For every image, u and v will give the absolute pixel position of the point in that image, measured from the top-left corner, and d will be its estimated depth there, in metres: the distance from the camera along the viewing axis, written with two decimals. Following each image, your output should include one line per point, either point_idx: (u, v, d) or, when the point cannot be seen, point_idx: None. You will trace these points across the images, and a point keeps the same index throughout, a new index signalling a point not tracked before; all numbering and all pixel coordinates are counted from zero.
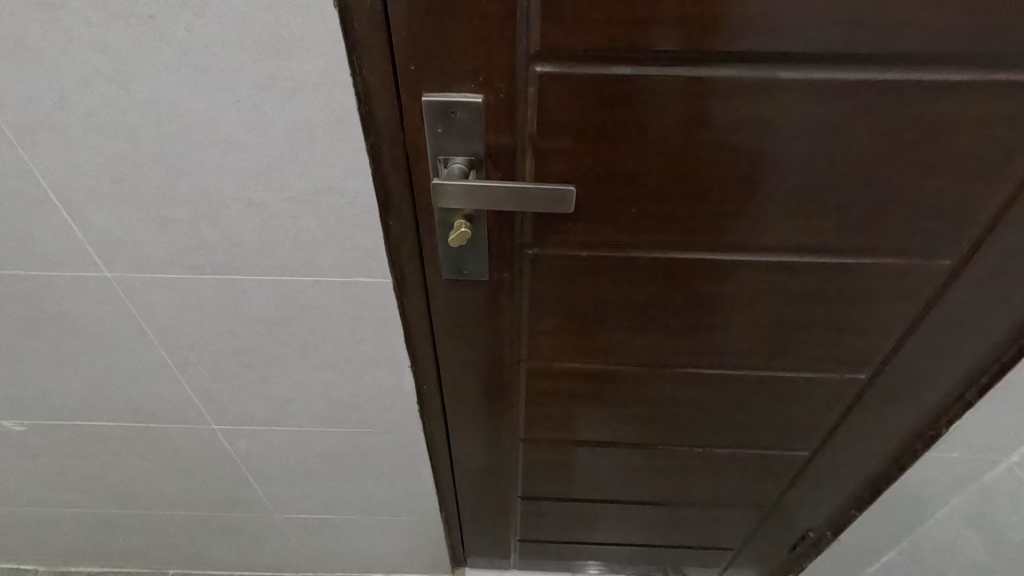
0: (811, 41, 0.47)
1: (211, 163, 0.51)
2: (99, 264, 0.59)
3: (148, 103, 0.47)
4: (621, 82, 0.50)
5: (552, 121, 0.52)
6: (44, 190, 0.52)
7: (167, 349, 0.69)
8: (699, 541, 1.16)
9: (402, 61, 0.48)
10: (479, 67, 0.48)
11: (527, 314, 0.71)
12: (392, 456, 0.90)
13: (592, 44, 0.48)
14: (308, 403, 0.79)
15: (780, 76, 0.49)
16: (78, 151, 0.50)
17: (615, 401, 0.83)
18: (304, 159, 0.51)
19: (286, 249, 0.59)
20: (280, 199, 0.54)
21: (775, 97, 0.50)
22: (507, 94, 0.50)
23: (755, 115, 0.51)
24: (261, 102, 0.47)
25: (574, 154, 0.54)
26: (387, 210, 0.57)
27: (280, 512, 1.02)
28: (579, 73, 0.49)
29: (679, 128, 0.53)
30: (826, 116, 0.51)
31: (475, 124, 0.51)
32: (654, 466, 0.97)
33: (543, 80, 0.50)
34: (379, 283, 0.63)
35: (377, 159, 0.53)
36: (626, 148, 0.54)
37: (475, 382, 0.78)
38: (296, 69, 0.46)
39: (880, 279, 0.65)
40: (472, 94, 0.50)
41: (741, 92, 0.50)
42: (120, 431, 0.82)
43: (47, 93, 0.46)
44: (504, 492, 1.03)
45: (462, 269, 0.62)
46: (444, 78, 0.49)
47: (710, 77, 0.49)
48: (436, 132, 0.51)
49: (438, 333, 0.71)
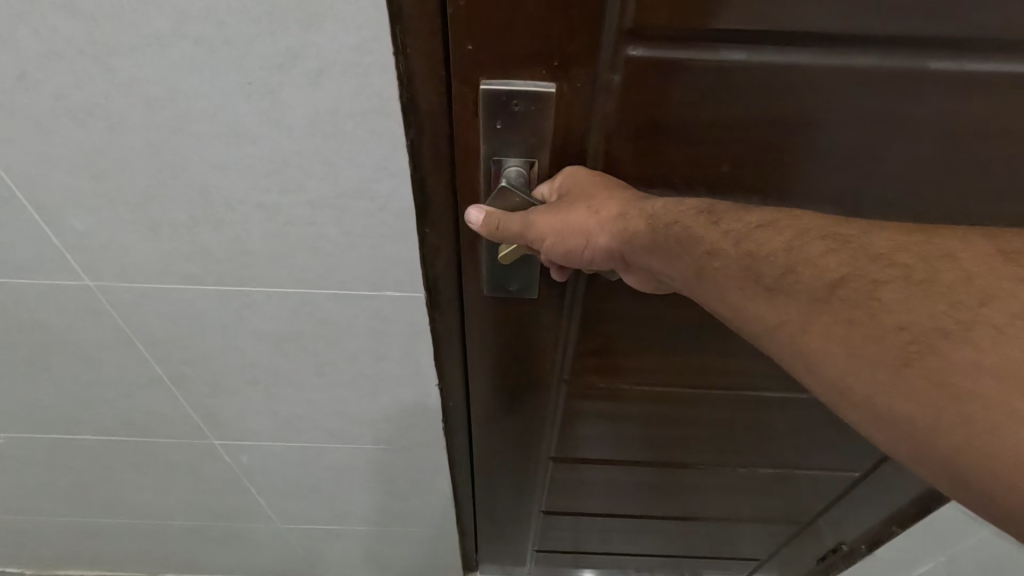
0: (981, 22, 0.35)
1: (213, 161, 0.42)
2: (81, 273, 0.52)
3: (133, 85, 0.38)
4: (730, 70, 0.38)
5: (634, 119, 0.41)
6: (11, 187, 0.44)
7: (161, 363, 0.63)
8: (710, 549, 1.11)
9: (458, 35, 0.37)
10: (556, 45, 0.37)
11: (576, 333, 0.61)
12: (425, 467, 0.83)
13: (703, 21, 0.36)
14: (326, 420, 0.71)
15: (930, 65, 0.38)
16: (51, 142, 0.41)
17: (661, 419, 0.75)
18: (329, 157, 0.42)
19: (302, 258, 0.50)
20: (297, 202, 0.45)
21: (918, 92, 0.39)
22: (585, 82, 0.39)
23: (895, 116, 0.40)
24: (276, 85, 0.38)
25: (657, 160, 0.43)
26: (426, 217, 0.47)
27: (287, 521, 0.97)
28: (676, 57, 0.38)
29: (797, 130, 0.41)
30: (978, 115, 0.40)
31: (543, 119, 0.41)
32: (694, 483, 0.90)
33: (632, 64, 0.38)
34: (410, 298, 0.54)
35: (419, 161, 0.43)
36: (722, 153, 0.42)
37: (506, 403, 0.70)
38: (323, 45, 0.35)
39: None
40: (541, 83, 0.39)
41: (876, 86, 0.39)
42: (115, 442, 0.77)
43: (5, 70, 0.37)
44: (537, 505, 0.97)
45: (507, 285, 0.52)
46: (509, 59, 0.38)
47: (840, 65, 0.38)
48: (493, 129, 0.41)
49: (477, 354, 0.62)
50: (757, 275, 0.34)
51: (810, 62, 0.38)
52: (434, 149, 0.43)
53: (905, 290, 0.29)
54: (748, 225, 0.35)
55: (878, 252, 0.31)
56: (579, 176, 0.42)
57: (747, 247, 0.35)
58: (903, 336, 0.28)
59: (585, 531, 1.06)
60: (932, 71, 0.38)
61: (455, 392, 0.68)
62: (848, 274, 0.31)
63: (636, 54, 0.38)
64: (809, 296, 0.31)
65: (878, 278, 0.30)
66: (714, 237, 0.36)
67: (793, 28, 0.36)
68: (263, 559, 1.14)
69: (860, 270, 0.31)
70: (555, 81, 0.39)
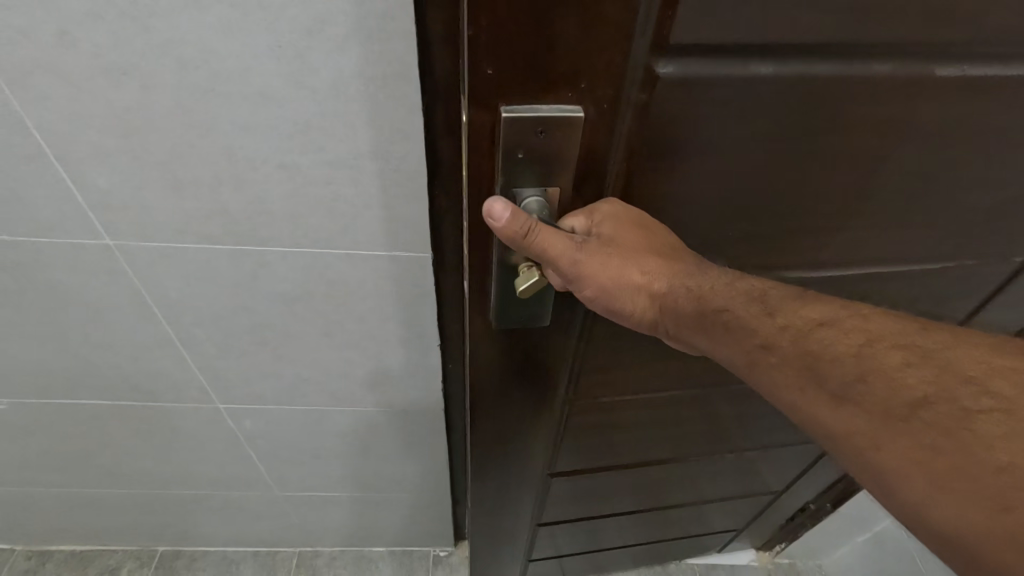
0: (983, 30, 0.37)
1: (238, 121, 0.45)
2: (100, 231, 0.54)
3: (169, 46, 0.40)
4: (760, 81, 0.37)
5: (658, 135, 0.40)
6: (40, 143, 0.46)
7: (171, 325, 0.65)
8: (687, 530, 1.15)
9: (478, 59, 0.34)
10: (585, 65, 0.36)
11: (578, 350, 0.61)
12: (422, 433, 0.87)
13: (740, 32, 0.34)
14: (329, 382, 0.74)
15: (941, 73, 0.39)
16: (85, 99, 0.44)
17: (654, 420, 0.77)
18: (350, 119, 0.45)
19: (318, 218, 0.53)
20: (316, 162, 0.48)
21: (925, 99, 0.40)
22: (610, 102, 0.38)
23: (904, 119, 0.41)
24: (305, 49, 0.41)
25: (680, 171, 0.42)
26: (435, 179, 0.51)
27: (285, 489, 1.01)
28: (708, 73, 0.37)
29: (816, 136, 0.41)
30: (973, 117, 0.42)
31: (568, 144, 0.39)
32: (681, 475, 0.93)
33: (662, 84, 0.37)
34: (416, 258, 0.58)
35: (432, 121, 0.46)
36: (743, 163, 0.42)
37: (507, 424, 0.68)
38: (352, 11, 0.39)
39: (952, 282, 0.60)
40: (568, 106, 0.37)
41: (889, 95, 0.40)
42: (119, 407, 0.79)
43: (46, 28, 0.39)
44: (531, 521, 0.96)
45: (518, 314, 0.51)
46: (534, 82, 0.36)
47: (861, 76, 0.38)
48: (513, 159, 0.39)
49: (479, 378, 0.60)
50: (822, 378, 0.35)
51: (837, 72, 0.38)
52: (446, 113, 0.46)
53: (1003, 428, 0.28)
54: (808, 322, 0.37)
55: (967, 374, 0.31)
56: (618, 220, 0.42)
57: (812, 347, 0.36)
58: (1001, 477, 0.27)
59: (576, 535, 1.07)
60: (943, 76, 0.39)
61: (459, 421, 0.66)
62: (932, 396, 0.31)
63: (666, 72, 0.36)
64: (890, 415, 0.31)
65: (970, 406, 0.30)
66: (770, 330, 0.38)
67: (821, 39, 0.36)
68: (259, 530, 1.16)
69: (946, 390, 0.31)
70: (580, 104, 0.38)
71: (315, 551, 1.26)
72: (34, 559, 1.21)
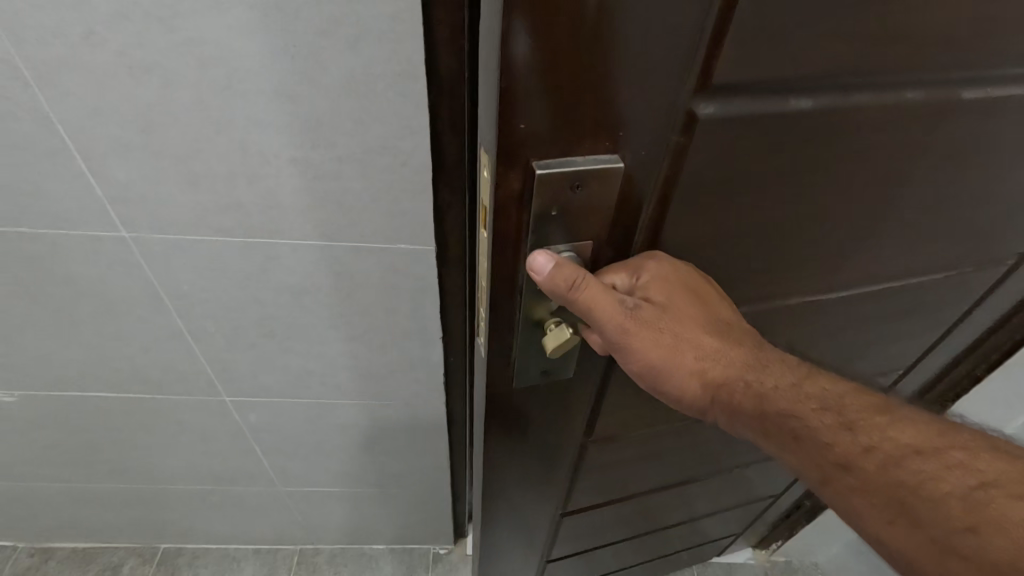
0: (994, 56, 0.39)
1: (253, 117, 0.48)
2: (117, 224, 0.56)
3: (191, 45, 0.43)
4: (798, 115, 0.38)
5: (689, 174, 0.39)
6: (63, 138, 0.49)
7: (181, 317, 0.67)
8: (687, 542, 1.15)
9: (511, 118, 0.33)
10: (624, 111, 0.34)
11: (594, 398, 0.59)
12: (424, 427, 0.89)
13: (784, 70, 0.35)
14: (334, 375, 0.76)
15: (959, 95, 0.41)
16: (109, 96, 0.46)
17: (660, 450, 0.77)
18: (361, 116, 0.48)
19: (327, 212, 0.55)
20: (327, 157, 0.51)
21: (941, 122, 0.42)
22: (646, 147, 0.37)
23: (923, 142, 0.43)
24: (319, 49, 0.43)
25: (714, 206, 0.42)
26: (440, 173, 0.53)
27: (287, 484, 1.02)
28: (746, 110, 0.37)
29: (843, 162, 0.43)
30: (979, 136, 0.44)
31: (602, 196, 0.38)
32: (684, 494, 0.93)
33: (701, 125, 0.36)
34: (421, 251, 0.60)
35: (438, 119, 0.49)
36: (771, 193, 0.43)
37: (522, 478, 0.65)
38: (364, 12, 0.41)
39: (947, 288, 0.62)
40: (604, 156, 0.36)
41: (909, 120, 0.41)
42: (127, 400, 0.81)
43: (75, 28, 0.42)
44: (539, 562, 0.92)
45: (541, 368, 0.49)
46: (572, 134, 0.34)
47: (887, 104, 0.40)
48: (547, 215, 0.38)
49: (498, 438, 0.56)
50: (914, 514, 0.37)
51: (867, 102, 0.39)
52: (452, 111, 0.48)
53: None
54: (897, 449, 0.39)
55: None
56: (677, 300, 0.43)
57: (897, 472, 0.39)
58: None
59: (581, 564, 1.04)
60: (964, 101, 0.41)
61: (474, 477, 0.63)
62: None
63: (707, 112, 0.36)
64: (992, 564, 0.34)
65: None
66: (853, 451, 0.40)
67: (854, 72, 0.37)
68: (260, 527, 1.18)
69: None
70: (615, 153, 0.36)
71: (315, 549, 1.27)
72: (36, 556, 1.22)
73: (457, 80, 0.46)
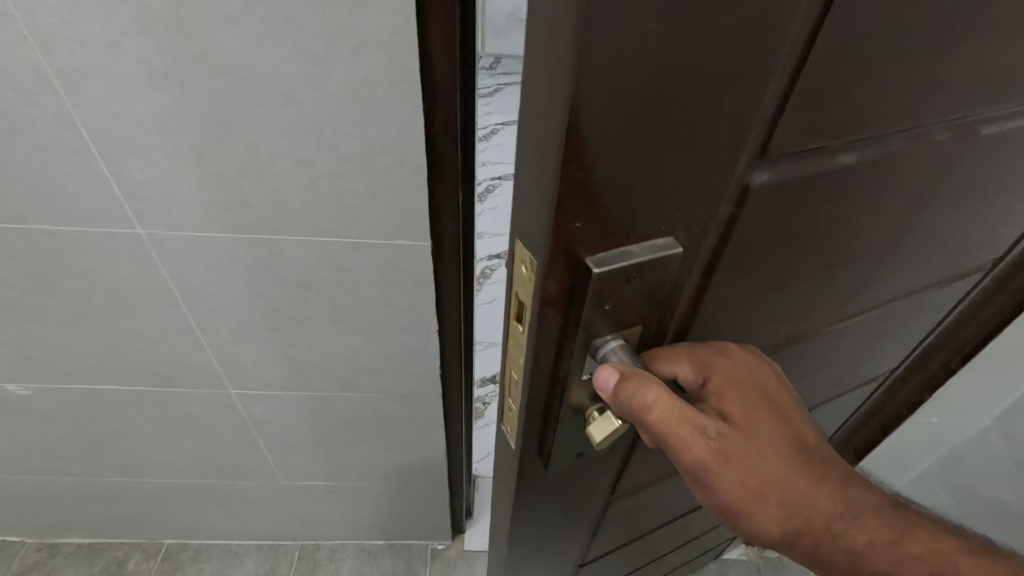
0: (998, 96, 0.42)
1: (263, 120, 0.51)
2: (133, 221, 0.60)
3: (207, 55, 0.47)
4: (841, 169, 0.40)
5: (729, 238, 0.41)
6: (86, 141, 0.53)
7: (191, 311, 0.71)
8: (687, 556, 1.16)
9: (581, 210, 0.32)
10: (679, 195, 0.35)
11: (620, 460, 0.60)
12: (422, 421, 0.92)
13: (833, 130, 0.37)
14: (335, 367, 0.80)
15: (971, 134, 0.44)
16: (130, 101, 0.50)
17: (670, 488, 0.78)
18: (362, 119, 0.52)
19: (330, 209, 0.59)
20: (330, 158, 0.54)
21: (954, 158, 0.45)
22: (696, 224, 0.38)
23: (938, 177, 0.46)
24: (324, 58, 0.47)
25: (756, 258, 0.44)
26: (435, 174, 0.57)
27: (290, 478, 1.05)
28: (793, 173, 0.39)
29: (871, 202, 0.45)
30: (981, 166, 0.48)
31: (652, 280, 0.39)
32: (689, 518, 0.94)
33: (749, 192, 0.38)
34: (418, 247, 0.64)
35: (432, 123, 0.53)
36: (805, 238, 0.45)
37: (547, 538, 0.64)
38: (364, 25, 0.45)
39: (940, 297, 0.67)
40: (656, 241, 0.37)
41: (928, 161, 0.44)
42: (137, 393, 0.84)
43: (101, 39, 0.46)
44: None
45: (578, 442, 0.49)
46: (630, 225, 0.35)
47: (912, 149, 0.42)
48: (600, 308, 0.38)
49: (528, 505, 0.56)
50: None
51: (898, 149, 0.42)
52: (444, 115, 0.53)
53: None
54: None
55: None
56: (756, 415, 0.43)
57: None
58: None
59: None
60: (974, 133, 0.44)
61: (495, 531, 0.63)
62: None
63: (759, 179, 0.38)
64: None
65: None
66: None
67: (888, 126, 0.39)
68: (263, 522, 1.21)
69: None
70: (666, 236, 0.37)
71: (316, 545, 1.29)
72: (43, 552, 1.25)
73: (448, 87, 0.51)
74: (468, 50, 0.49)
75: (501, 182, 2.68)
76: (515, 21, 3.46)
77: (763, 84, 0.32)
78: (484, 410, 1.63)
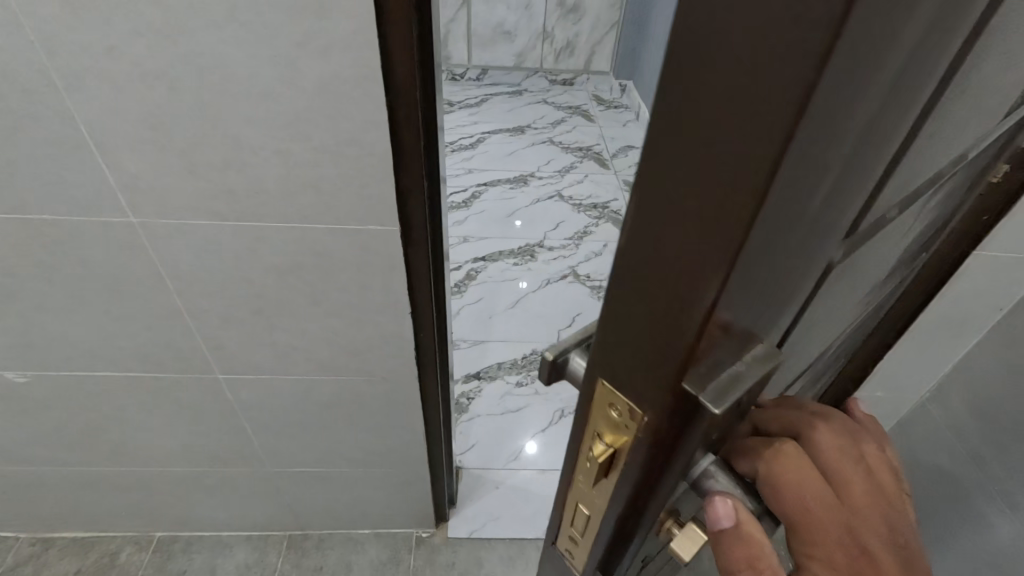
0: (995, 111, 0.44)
1: (243, 115, 0.58)
2: (127, 210, 0.66)
3: (192, 56, 0.53)
4: (892, 212, 0.40)
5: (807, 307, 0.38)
6: (84, 135, 0.59)
7: (180, 296, 0.76)
8: None
9: (717, 329, 0.27)
10: (793, 285, 0.31)
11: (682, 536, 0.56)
12: (401, 404, 0.97)
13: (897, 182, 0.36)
14: (317, 350, 0.85)
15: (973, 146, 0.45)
16: (124, 98, 0.56)
17: None
18: (333, 113, 0.58)
19: (306, 197, 0.65)
20: (305, 148, 0.61)
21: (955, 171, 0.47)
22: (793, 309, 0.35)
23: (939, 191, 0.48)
24: (296, 58, 0.54)
25: (815, 313, 0.42)
26: (400, 163, 0.63)
27: (277, 464, 1.10)
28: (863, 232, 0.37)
29: (896, 228, 0.45)
30: (966, 170, 0.50)
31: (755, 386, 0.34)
32: None
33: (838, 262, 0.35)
34: (388, 232, 0.70)
35: (395, 117, 0.60)
36: (850, 278, 0.44)
37: None
38: (331, 28, 0.52)
39: (910, 285, 0.70)
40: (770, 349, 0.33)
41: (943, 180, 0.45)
42: (130, 379, 0.89)
43: (100, 43, 0.52)
44: None
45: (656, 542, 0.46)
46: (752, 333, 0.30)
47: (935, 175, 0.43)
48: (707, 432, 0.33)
49: None
50: None
51: (927, 179, 0.42)
52: (405, 109, 0.59)
53: None
54: None
55: None
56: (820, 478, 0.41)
57: None
58: None
59: None
60: (965, 160, 0.46)
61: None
62: None
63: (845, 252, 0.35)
64: None
65: None
66: None
67: (928, 162, 0.39)
68: (252, 511, 1.25)
69: None
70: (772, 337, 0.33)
71: (304, 534, 1.33)
72: (38, 545, 1.28)
73: (407, 84, 0.57)
74: (422, 50, 0.56)
75: (487, 188, 2.75)
76: (500, 33, 3.56)
77: (882, 155, 0.29)
78: (468, 405, 1.68)
